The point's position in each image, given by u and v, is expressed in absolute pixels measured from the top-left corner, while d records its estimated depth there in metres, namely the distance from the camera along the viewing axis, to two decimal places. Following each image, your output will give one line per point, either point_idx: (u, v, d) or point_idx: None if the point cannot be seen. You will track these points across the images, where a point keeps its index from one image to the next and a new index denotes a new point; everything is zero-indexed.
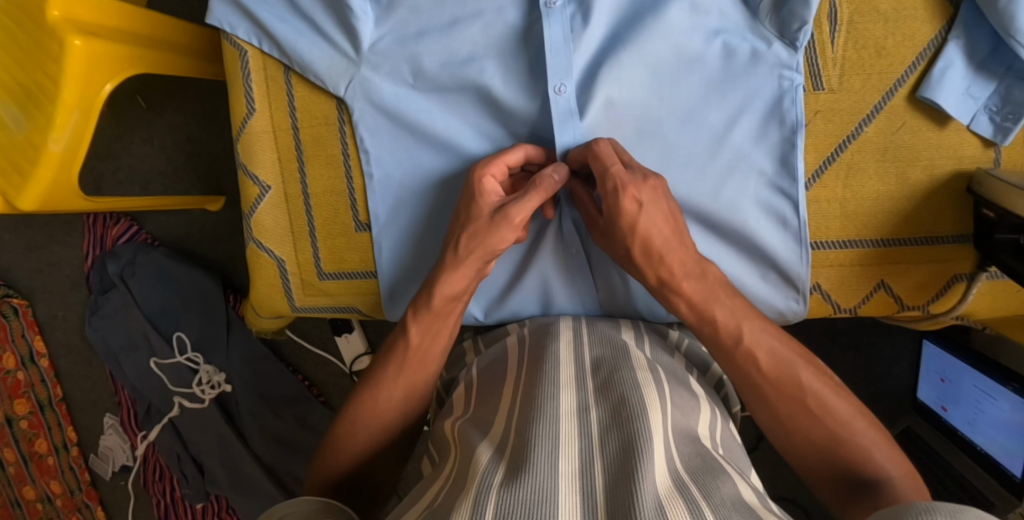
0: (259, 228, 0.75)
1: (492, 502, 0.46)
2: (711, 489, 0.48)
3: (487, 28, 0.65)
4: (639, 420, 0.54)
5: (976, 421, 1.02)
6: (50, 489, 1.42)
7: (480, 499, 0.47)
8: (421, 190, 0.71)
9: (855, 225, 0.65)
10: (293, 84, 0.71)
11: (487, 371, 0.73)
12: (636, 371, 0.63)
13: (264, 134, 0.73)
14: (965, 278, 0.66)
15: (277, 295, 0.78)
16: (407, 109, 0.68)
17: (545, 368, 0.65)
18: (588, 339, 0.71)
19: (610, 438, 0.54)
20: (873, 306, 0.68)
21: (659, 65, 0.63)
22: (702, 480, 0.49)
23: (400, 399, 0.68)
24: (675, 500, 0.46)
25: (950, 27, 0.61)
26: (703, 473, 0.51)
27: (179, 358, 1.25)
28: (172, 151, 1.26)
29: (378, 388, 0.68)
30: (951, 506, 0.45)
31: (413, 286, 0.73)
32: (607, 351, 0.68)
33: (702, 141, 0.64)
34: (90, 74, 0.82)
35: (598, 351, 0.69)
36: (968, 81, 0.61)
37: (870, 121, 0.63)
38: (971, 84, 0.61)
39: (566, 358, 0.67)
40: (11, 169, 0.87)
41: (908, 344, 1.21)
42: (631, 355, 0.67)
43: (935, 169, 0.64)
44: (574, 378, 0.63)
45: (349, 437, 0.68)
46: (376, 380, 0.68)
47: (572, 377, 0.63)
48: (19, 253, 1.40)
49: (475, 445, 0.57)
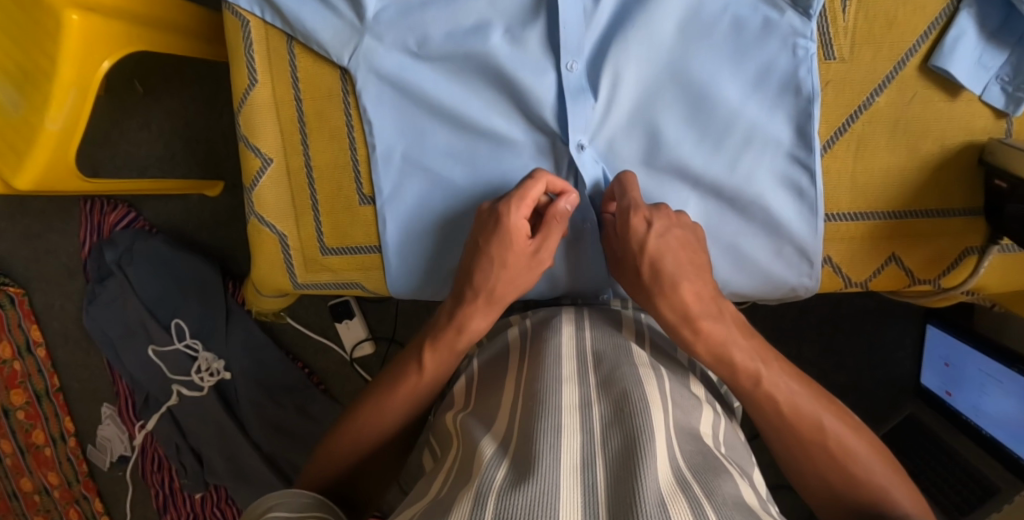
0: (261, 203, 0.74)
1: (493, 498, 0.46)
2: (713, 487, 0.48)
3: None
4: (641, 417, 0.53)
5: (981, 405, 1.01)
6: (47, 480, 1.41)
7: (482, 494, 0.46)
8: (431, 164, 0.70)
9: (866, 197, 0.65)
10: (296, 55, 0.70)
11: (489, 365, 0.73)
12: (638, 368, 0.62)
13: (266, 106, 0.72)
14: (976, 252, 0.65)
15: (278, 271, 0.77)
16: (414, 83, 0.67)
17: (546, 362, 0.64)
18: (590, 334, 0.70)
19: (612, 434, 0.53)
20: (884, 280, 0.67)
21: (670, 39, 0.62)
22: (704, 479, 0.49)
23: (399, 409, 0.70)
24: (677, 497, 0.45)
25: None
26: (705, 471, 0.51)
27: (178, 345, 1.24)
28: (169, 137, 1.25)
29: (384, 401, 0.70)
30: None
31: (427, 262, 0.73)
32: (608, 347, 0.67)
33: (716, 115, 0.63)
34: (88, 51, 0.81)
35: (599, 346, 0.68)
36: (980, 51, 0.60)
37: (881, 91, 0.63)
38: (983, 53, 0.60)
39: (567, 351, 0.66)
40: (10, 152, 0.86)
41: (911, 330, 1.21)
42: (633, 354, 0.66)
43: (947, 140, 0.63)
44: (576, 373, 0.63)
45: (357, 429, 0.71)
46: (387, 386, 0.71)
47: (574, 372, 0.62)
48: (15, 242, 1.39)
49: (479, 440, 0.57)
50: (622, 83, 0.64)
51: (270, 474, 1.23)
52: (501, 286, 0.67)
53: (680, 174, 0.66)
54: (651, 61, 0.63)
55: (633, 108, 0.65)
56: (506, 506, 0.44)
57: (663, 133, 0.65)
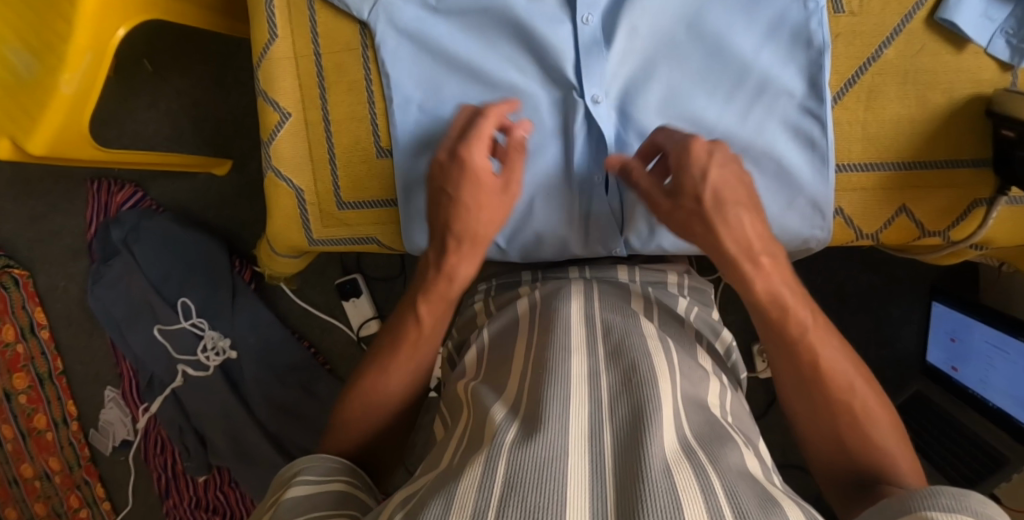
0: (279, 155, 0.74)
1: (504, 462, 0.47)
2: (718, 456, 0.49)
3: None
4: (649, 387, 0.54)
5: (988, 378, 1.02)
6: (49, 465, 1.40)
7: (493, 457, 0.47)
8: (447, 117, 0.71)
9: (877, 147, 0.66)
10: (315, 11, 0.71)
11: (500, 335, 0.74)
12: (647, 338, 0.63)
13: (285, 60, 0.73)
14: (985, 203, 0.66)
15: (294, 226, 0.77)
16: (432, 35, 0.69)
17: (556, 333, 0.64)
18: (599, 304, 0.71)
19: (620, 403, 0.54)
20: (895, 232, 0.68)
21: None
22: (710, 448, 0.50)
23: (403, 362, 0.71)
24: (683, 464, 0.46)
25: None
26: (711, 441, 0.52)
27: (183, 323, 1.24)
28: (178, 115, 1.26)
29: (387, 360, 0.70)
30: (955, 489, 0.45)
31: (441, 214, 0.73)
32: (618, 317, 0.68)
33: (730, 64, 0.65)
34: (104, 16, 0.82)
35: (608, 315, 0.68)
36: (986, 4, 0.62)
37: (890, 43, 0.64)
38: (989, 7, 0.62)
39: (577, 320, 0.67)
40: (18, 114, 0.86)
41: (917, 307, 1.22)
42: (642, 324, 0.67)
43: (955, 91, 0.64)
44: (585, 343, 0.63)
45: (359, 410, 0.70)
46: (385, 362, 0.70)
47: (583, 342, 0.63)
48: (20, 223, 1.39)
49: (489, 405, 0.58)
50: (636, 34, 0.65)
51: (275, 454, 1.24)
52: (483, 227, 0.67)
53: (693, 125, 0.67)
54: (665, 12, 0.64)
55: (648, 60, 0.67)
56: (517, 470, 0.45)
57: (677, 84, 0.66)
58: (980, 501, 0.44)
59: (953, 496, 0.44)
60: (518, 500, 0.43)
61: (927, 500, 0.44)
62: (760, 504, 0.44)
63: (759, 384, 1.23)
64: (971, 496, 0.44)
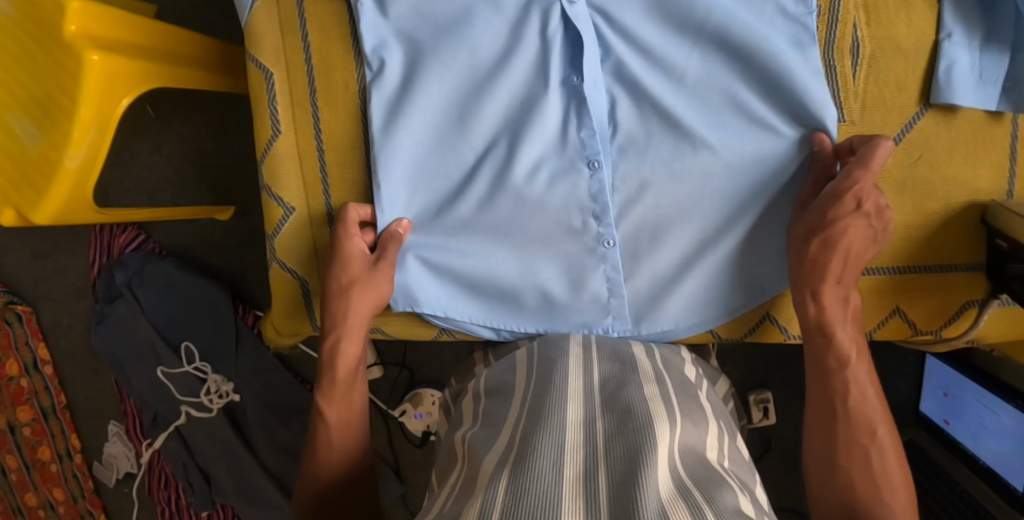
0: (283, 249, 0.76)
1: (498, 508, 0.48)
2: (713, 495, 0.50)
3: (500, 22, 0.66)
4: (645, 431, 0.55)
5: (979, 436, 1.05)
6: (53, 495, 1.42)
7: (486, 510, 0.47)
8: (442, 183, 0.72)
9: (872, 254, 0.67)
10: (319, 109, 0.72)
11: (496, 378, 0.73)
12: (645, 386, 0.64)
13: (289, 157, 0.73)
14: (977, 305, 0.67)
15: (299, 315, 0.79)
16: (426, 104, 0.69)
17: (554, 377, 0.66)
18: (597, 354, 0.70)
19: (616, 444, 0.55)
20: (887, 331, 0.69)
21: (675, 92, 0.66)
22: (705, 488, 0.51)
23: (337, 414, 0.73)
24: (678, 505, 0.47)
25: (939, 30, 0.62)
26: (707, 481, 0.52)
27: (186, 368, 1.24)
28: (181, 160, 1.26)
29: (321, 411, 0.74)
30: None
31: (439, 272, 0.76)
32: (615, 367, 0.68)
33: (728, 132, 0.66)
34: (107, 90, 0.82)
35: (607, 365, 0.69)
36: (977, 73, 0.62)
37: (889, 153, 0.65)
38: (982, 73, 0.62)
39: (575, 366, 0.68)
40: (22, 181, 0.87)
41: (911, 359, 1.25)
42: (639, 369, 0.67)
43: (952, 199, 0.65)
44: (582, 390, 0.64)
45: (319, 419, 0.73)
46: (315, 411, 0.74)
47: (580, 390, 0.64)
48: (22, 261, 1.40)
49: (483, 457, 0.59)
50: (630, 122, 0.68)
51: (278, 495, 1.26)
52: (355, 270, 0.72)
53: (687, 218, 0.70)
54: (655, 83, 0.66)
55: (640, 135, 0.68)
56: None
57: (668, 153, 0.67)
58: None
59: None
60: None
61: None
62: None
63: (755, 432, 1.24)
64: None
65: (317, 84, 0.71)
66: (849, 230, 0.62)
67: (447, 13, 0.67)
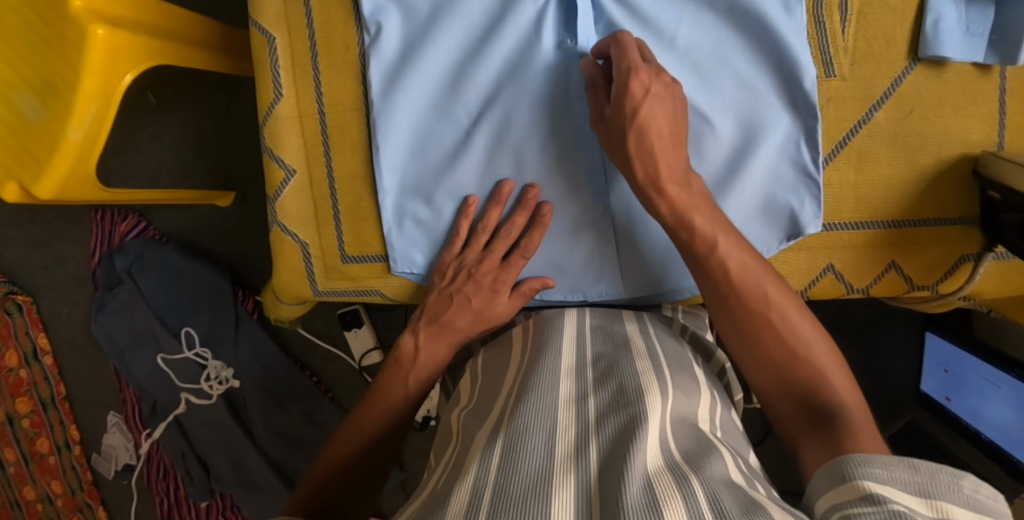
0: (284, 212, 0.77)
1: (490, 482, 0.46)
2: (703, 465, 0.47)
3: None
4: (635, 405, 0.53)
5: (980, 410, 1.05)
6: (51, 488, 1.41)
7: (480, 482, 0.45)
8: (436, 148, 0.73)
9: (867, 208, 0.68)
10: (321, 72, 0.73)
11: (492, 360, 0.72)
12: (637, 361, 0.62)
13: (291, 119, 0.74)
14: (972, 259, 0.69)
15: (300, 278, 0.80)
16: (422, 68, 0.70)
17: (545, 357, 0.64)
18: (591, 335, 0.69)
19: (605, 421, 0.53)
20: (884, 286, 0.71)
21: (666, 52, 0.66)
22: (695, 458, 0.48)
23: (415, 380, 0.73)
24: (664, 477, 0.44)
25: None
26: (698, 452, 0.49)
27: (186, 353, 1.24)
28: (182, 146, 1.27)
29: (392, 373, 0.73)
30: (886, 458, 0.45)
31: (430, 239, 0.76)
32: (607, 347, 0.66)
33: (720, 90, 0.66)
34: (111, 64, 0.83)
35: (599, 346, 0.67)
36: (963, 26, 0.64)
37: (880, 107, 0.66)
38: (968, 26, 0.64)
39: (568, 348, 0.66)
40: (26, 156, 0.88)
41: (909, 336, 1.26)
42: (632, 347, 0.66)
43: (943, 152, 0.67)
44: (572, 370, 0.62)
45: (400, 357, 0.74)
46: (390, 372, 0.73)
47: (571, 370, 0.62)
48: (22, 251, 1.40)
49: (476, 433, 0.56)
50: None
51: (277, 481, 1.26)
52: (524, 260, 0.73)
53: None
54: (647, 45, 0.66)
55: None
56: (502, 497, 0.43)
57: None
58: (908, 466, 0.44)
59: (886, 467, 0.44)
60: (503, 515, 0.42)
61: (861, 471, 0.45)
62: (743, 508, 0.41)
63: (756, 413, 1.24)
64: (899, 462, 0.45)
65: (318, 48, 0.73)
66: (653, 117, 0.61)
67: None
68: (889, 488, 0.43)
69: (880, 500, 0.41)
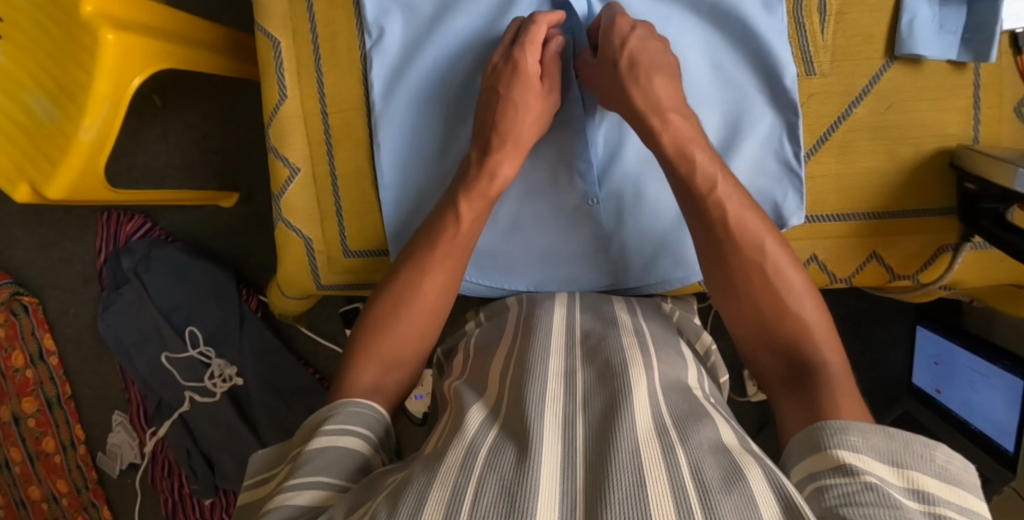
0: (290, 208, 0.79)
1: (485, 449, 0.48)
2: (691, 432, 0.50)
3: None
4: (622, 380, 0.56)
5: (969, 400, 1.07)
6: (56, 487, 1.43)
7: (473, 448, 0.48)
8: (434, 145, 0.75)
9: (849, 199, 0.71)
10: (324, 74, 0.76)
11: (485, 338, 0.74)
12: (624, 337, 0.65)
13: (295, 119, 0.77)
14: (951, 248, 0.72)
15: (304, 273, 0.82)
16: (420, 68, 0.73)
17: (537, 334, 0.66)
18: (580, 313, 0.72)
19: (594, 395, 0.55)
20: (867, 276, 0.74)
21: None
22: (682, 426, 0.51)
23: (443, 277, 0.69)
24: (651, 444, 0.47)
25: None
26: (686, 418, 0.52)
27: (191, 352, 1.27)
28: (188, 148, 1.30)
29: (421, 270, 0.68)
30: (859, 425, 0.49)
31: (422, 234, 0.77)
32: (596, 324, 0.69)
33: (706, 88, 0.69)
34: (122, 67, 0.86)
35: (589, 324, 0.70)
36: (938, 24, 0.66)
37: (859, 103, 0.69)
38: (942, 24, 0.66)
39: (559, 326, 0.68)
40: (39, 158, 0.91)
41: (902, 330, 1.29)
42: (619, 325, 0.69)
43: (922, 145, 0.69)
44: (563, 345, 0.64)
45: (405, 303, 0.67)
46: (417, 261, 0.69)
47: (561, 344, 0.64)
48: (29, 252, 1.42)
49: (469, 407, 0.57)
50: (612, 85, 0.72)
51: None
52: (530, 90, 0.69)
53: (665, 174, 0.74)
54: None
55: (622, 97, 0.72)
56: (497, 464, 0.46)
57: None
58: (886, 435, 0.48)
59: (860, 433, 0.48)
60: (494, 480, 0.44)
61: (837, 437, 0.49)
62: (723, 477, 0.44)
63: (750, 406, 1.27)
64: (877, 430, 0.49)
65: (321, 50, 0.75)
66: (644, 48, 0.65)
67: None
68: (862, 457, 0.47)
69: (853, 471, 0.45)
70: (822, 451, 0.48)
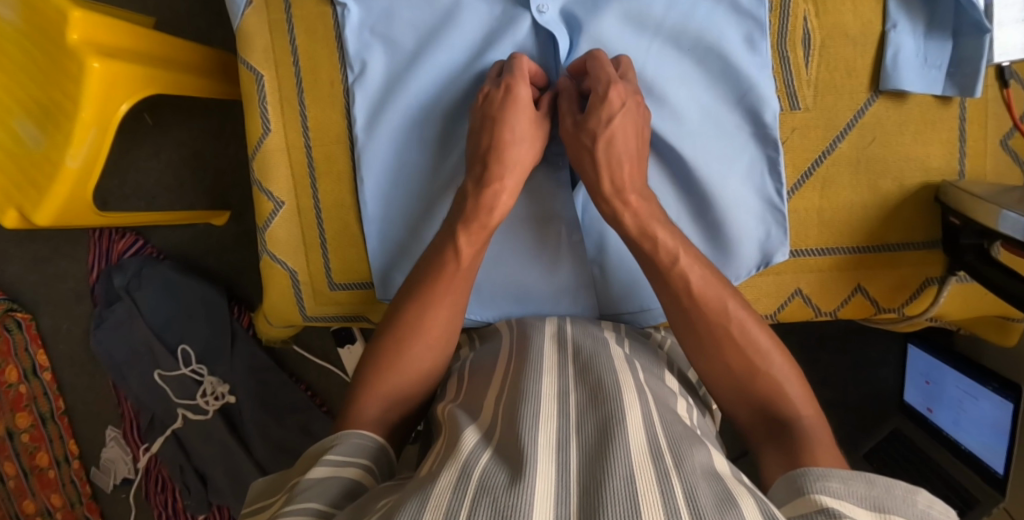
0: (274, 240, 0.79)
1: (478, 471, 0.48)
2: (685, 455, 0.50)
3: (474, 24, 0.71)
4: (614, 402, 0.55)
5: (960, 420, 1.07)
6: (50, 502, 1.43)
7: (467, 468, 0.48)
8: (416, 177, 0.75)
9: (831, 233, 0.71)
10: (306, 106, 0.76)
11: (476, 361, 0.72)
12: (615, 361, 0.65)
13: (278, 152, 0.77)
14: (936, 282, 0.72)
15: (289, 303, 0.82)
16: (404, 101, 0.73)
17: (529, 356, 0.66)
18: (570, 330, 0.72)
19: (586, 417, 0.55)
20: (851, 309, 0.74)
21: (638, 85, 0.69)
22: (677, 449, 0.51)
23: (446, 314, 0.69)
24: (645, 467, 0.47)
25: (886, 19, 0.67)
26: (680, 441, 0.52)
27: (183, 370, 1.26)
28: (179, 166, 1.30)
29: (426, 306, 0.68)
30: (841, 473, 0.49)
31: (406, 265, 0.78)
32: (587, 340, 0.69)
33: (691, 121, 0.68)
34: (108, 94, 0.86)
35: (581, 341, 0.69)
36: (922, 57, 0.66)
37: (843, 137, 0.69)
38: (927, 57, 0.66)
39: (552, 346, 0.68)
40: (27, 183, 0.91)
41: (893, 347, 1.28)
42: (610, 348, 0.68)
43: (906, 179, 0.69)
44: (554, 365, 0.64)
45: (414, 336, 0.68)
46: (424, 296, 0.69)
47: (553, 364, 0.64)
48: (22, 269, 1.42)
49: (463, 429, 0.56)
50: None
51: None
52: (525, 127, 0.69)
53: None
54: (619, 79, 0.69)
55: None
56: (490, 486, 0.45)
57: None
58: (866, 482, 0.48)
59: (840, 481, 0.48)
60: (488, 500, 0.44)
61: (819, 484, 0.48)
62: (717, 503, 0.44)
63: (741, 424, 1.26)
64: (857, 477, 0.49)
65: (304, 83, 0.75)
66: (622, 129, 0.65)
67: (425, 15, 0.71)
68: (843, 503, 0.46)
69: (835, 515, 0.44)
70: (805, 497, 0.48)
